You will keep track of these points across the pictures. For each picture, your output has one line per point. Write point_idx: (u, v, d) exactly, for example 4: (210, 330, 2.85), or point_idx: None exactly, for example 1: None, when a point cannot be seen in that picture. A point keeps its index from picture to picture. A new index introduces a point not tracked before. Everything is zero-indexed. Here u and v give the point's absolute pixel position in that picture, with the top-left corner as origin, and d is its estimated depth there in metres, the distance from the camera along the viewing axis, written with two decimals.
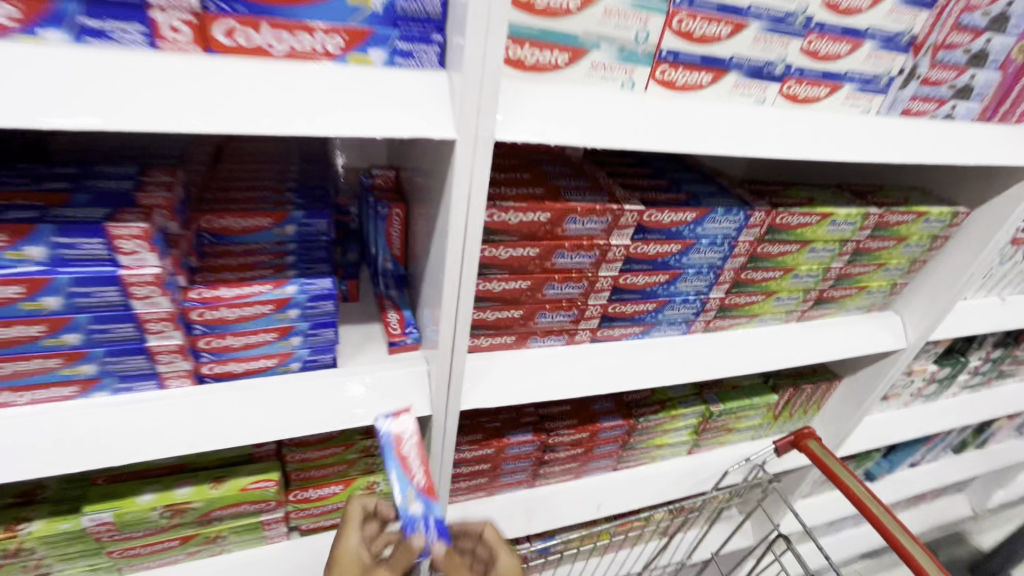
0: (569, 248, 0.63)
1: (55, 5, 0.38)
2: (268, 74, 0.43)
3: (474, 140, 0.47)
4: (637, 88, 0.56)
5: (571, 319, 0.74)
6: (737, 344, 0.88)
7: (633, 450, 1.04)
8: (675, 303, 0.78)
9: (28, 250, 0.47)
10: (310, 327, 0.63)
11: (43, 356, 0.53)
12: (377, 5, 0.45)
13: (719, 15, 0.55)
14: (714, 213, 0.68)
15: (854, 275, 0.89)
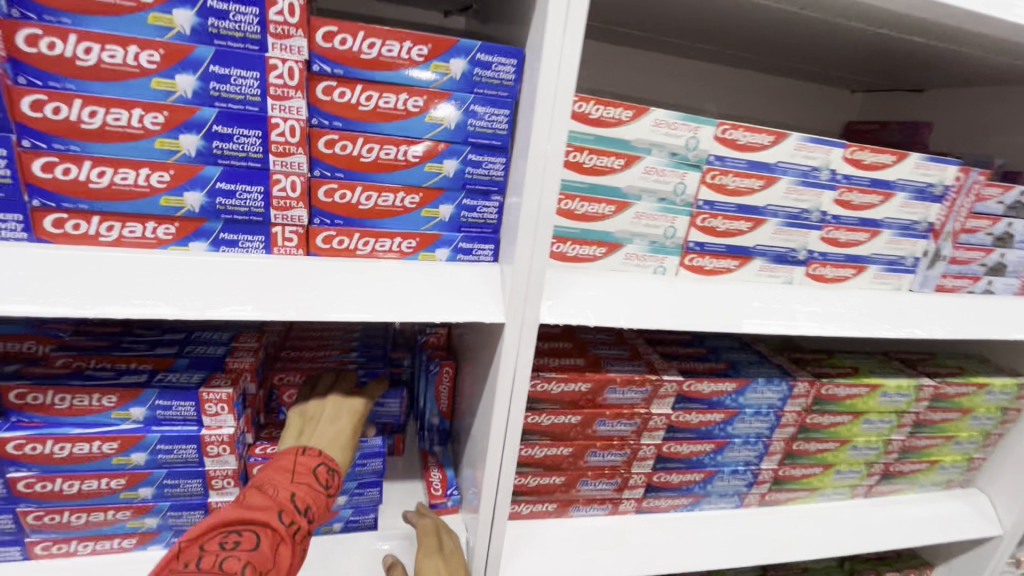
0: (610, 416, 0.65)
1: (203, 225, 0.49)
2: (353, 270, 0.52)
3: (520, 322, 0.53)
4: (668, 273, 0.62)
5: (615, 488, 0.72)
6: (798, 521, 0.81)
7: None
8: (724, 474, 0.76)
9: (132, 410, 0.54)
10: (357, 486, 0.65)
11: (116, 508, 0.57)
12: (445, 216, 0.55)
13: (740, 215, 0.62)
14: (755, 383, 0.69)
15: (921, 448, 0.83)
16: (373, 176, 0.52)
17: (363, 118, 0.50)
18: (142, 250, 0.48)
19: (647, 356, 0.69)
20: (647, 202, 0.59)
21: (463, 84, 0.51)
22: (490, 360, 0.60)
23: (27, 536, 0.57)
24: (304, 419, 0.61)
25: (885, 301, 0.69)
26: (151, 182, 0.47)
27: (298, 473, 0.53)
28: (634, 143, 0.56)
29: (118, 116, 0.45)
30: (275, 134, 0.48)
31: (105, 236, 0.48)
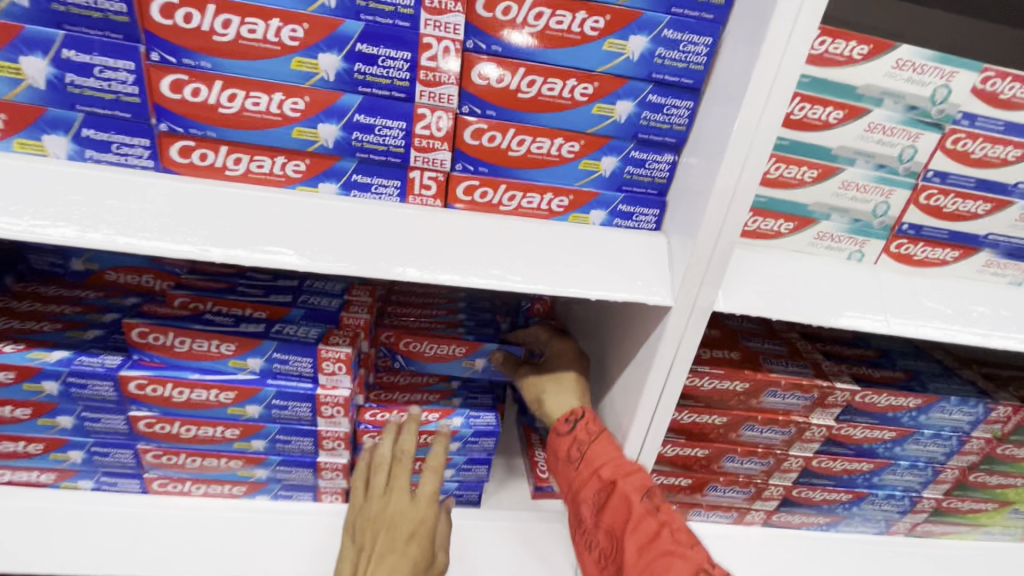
0: (762, 421, 0.56)
1: (335, 163, 0.43)
2: (496, 229, 0.44)
3: (690, 307, 0.44)
4: (866, 260, 0.50)
5: (745, 497, 0.63)
6: (954, 559, 0.69)
7: None
8: (877, 497, 0.65)
9: (250, 361, 0.51)
10: (466, 461, 0.60)
11: (229, 456, 0.55)
12: (607, 170, 0.46)
13: (978, 192, 0.48)
14: (945, 402, 0.57)
15: None
16: (530, 117, 0.43)
17: (527, 42, 0.41)
18: (270, 189, 0.42)
19: (810, 356, 0.58)
20: (861, 170, 0.46)
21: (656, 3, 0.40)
22: (634, 344, 0.51)
23: (145, 471, 0.56)
24: (360, 537, 0.49)
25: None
26: (284, 109, 0.41)
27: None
28: (862, 90, 0.43)
29: (252, 27, 0.38)
30: (425, 57, 0.40)
31: (232, 169, 0.42)
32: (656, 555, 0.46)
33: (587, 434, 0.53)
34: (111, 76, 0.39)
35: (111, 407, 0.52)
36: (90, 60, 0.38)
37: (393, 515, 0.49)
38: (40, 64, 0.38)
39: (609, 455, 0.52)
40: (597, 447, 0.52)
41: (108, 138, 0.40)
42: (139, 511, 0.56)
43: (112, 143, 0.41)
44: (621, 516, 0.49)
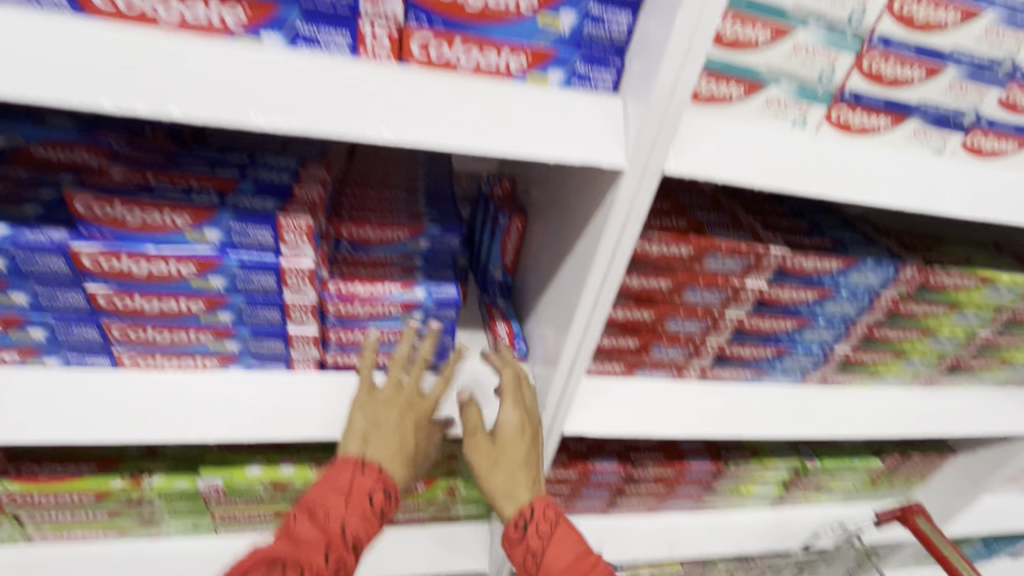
0: (703, 284, 0.61)
1: (278, 12, 0.40)
2: (453, 87, 0.43)
3: (642, 169, 0.46)
4: (808, 127, 0.52)
5: (684, 355, 0.71)
6: (858, 403, 0.81)
7: (715, 494, 0.98)
8: (796, 353, 0.74)
9: (207, 233, 0.51)
10: (431, 330, 0.64)
11: (197, 329, 0.56)
12: (565, 28, 0.45)
13: (916, 59, 0.50)
14: (862, 265, 0.64)
15: (1002, 346, 0.80)
16: None
17: None
18: (208, 38, 0.39)
19: (750, 225, 0.63)
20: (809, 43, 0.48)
21: None
22: (591, 210, 0.54)
23: (114, 347, 0.57)
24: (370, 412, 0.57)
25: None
26: None
27: (355, 493, 0.54)
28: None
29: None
30: None
31: (163, 16, 0.39)
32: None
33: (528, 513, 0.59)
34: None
35: (66, 282, 0.51)
36: None
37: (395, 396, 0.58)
38: None
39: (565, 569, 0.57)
40: (547, 548, 0.58)
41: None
42: (114, 385, 0.57)
43: None
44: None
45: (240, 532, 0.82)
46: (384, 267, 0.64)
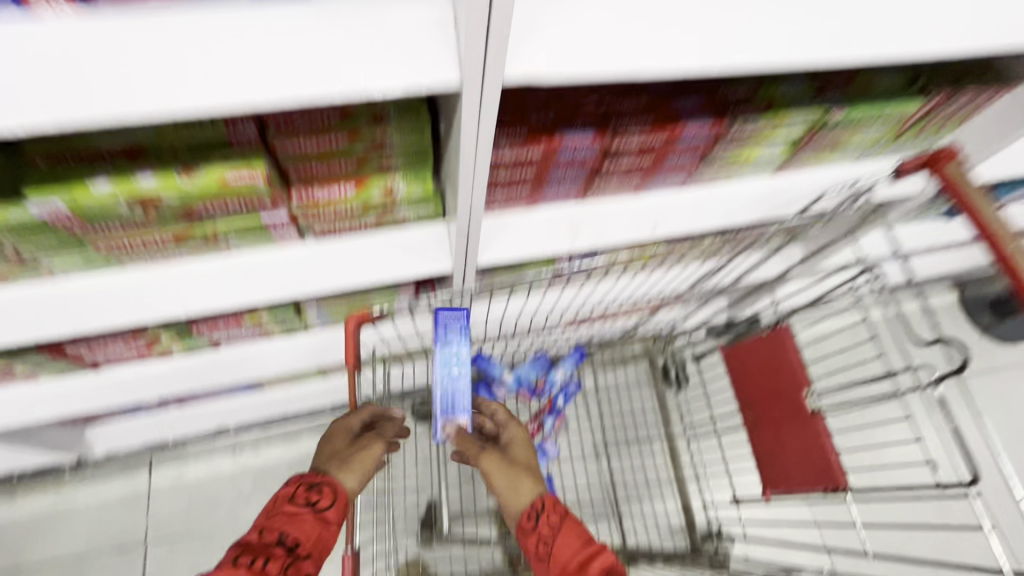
0: (570, 148, 0.86)
1: None
2: (257, 33, 0.55)
3: (480, 86, 0.59)
4: None
5: (578, 188, 1.01)
6: (703, 202, 1.11)
7: (631, 271, 1.27)
8: (661, 180, 1.04)
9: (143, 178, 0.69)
10: (385, 207, 0.92)
11: (153, 234, 0.79)
12: None
13: None
14: (690, 125, 0.88)
15: (825, 142, 1.04)
16: None
17: None
18: (37, 35, 0.51)
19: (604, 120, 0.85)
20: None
21: None
22: (455, 113, 0.69)
23: (89, 240, 0.77)
24: (323, 454, 1.01)
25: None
26: None
27: (285, 498, 0.90)
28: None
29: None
30: None
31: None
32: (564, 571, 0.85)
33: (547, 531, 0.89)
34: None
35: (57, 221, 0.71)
36: None
37: (334, 435, 1.04)
38: None
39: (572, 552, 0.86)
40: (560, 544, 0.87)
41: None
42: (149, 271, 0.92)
43: None
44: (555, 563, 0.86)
45: (239, 331, 1.27)
46: (336, 180, 0.83)
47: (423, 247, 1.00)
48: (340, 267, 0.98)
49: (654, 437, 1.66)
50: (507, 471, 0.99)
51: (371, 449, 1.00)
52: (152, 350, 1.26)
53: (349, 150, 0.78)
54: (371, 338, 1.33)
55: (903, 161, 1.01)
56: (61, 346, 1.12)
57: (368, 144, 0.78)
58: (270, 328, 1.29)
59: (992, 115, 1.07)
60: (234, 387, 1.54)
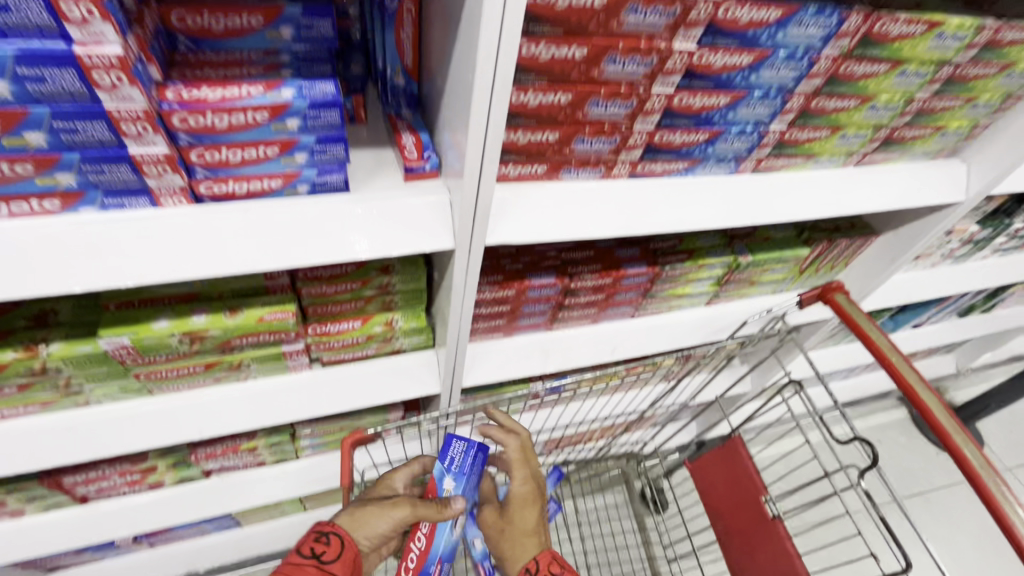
0: (538, 287, 1.06)
1: (84, 196, 0.64)
2: (306, 212, 0.73)
3: (470, 245, 0.80)
4: (537, 174, 0.82)
5: (547, 319, 1.20)
6: (653, 329, 1.32)
7: (600, 390, 1.43)
8: (615, 311, 1.26)
9: (194, 319, 0.85)
10: (384, 338, 1.09)
11: (187, 366, 0.94)
12: (299, 161, 0.70)
13: (600, 136, 0.78)
14: (631, 269, 1.12)
15: (743, 279, 1.30)
16: (232, 136, 0.64)
17: (221, 132, 0.63)
18: (147, 220, 0.67)
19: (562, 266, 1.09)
20: (571, 162, 0.82)
21: (298, 98, 0.64)
22: (448, 264, 0.89)
23: (132, 371, 0.91)
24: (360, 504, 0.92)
25: (748, 195, 0.95)
26: (19, 171, 0.59)
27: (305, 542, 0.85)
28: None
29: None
30: (129, 134, 0.58)
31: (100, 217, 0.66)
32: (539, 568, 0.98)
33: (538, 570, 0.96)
34: (63, 81, 0.52)
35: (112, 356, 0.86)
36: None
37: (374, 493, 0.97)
38: None
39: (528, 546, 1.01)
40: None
41: (110, 197, 0.65)
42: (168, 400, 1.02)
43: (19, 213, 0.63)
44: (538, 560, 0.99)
45: (234, 458, 1.33)
46: (345, 316, 1.02)
47: (415, 372, 1.14)
48: (341, 392, 1.10)
49: (637, 569, 1.67)
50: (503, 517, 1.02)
51: (424, 511, 0.90)
52: (144, 481, 1.30)
53: (361, 292, 0.98)
54: (360, 462, 1.40)
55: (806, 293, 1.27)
56: (60, 476, 1.17)
57: (376, 288, 0.98)
58: (263, 455, 1.35)
59: (870, 256, 1.37)
60: (215, 521, 1.53)
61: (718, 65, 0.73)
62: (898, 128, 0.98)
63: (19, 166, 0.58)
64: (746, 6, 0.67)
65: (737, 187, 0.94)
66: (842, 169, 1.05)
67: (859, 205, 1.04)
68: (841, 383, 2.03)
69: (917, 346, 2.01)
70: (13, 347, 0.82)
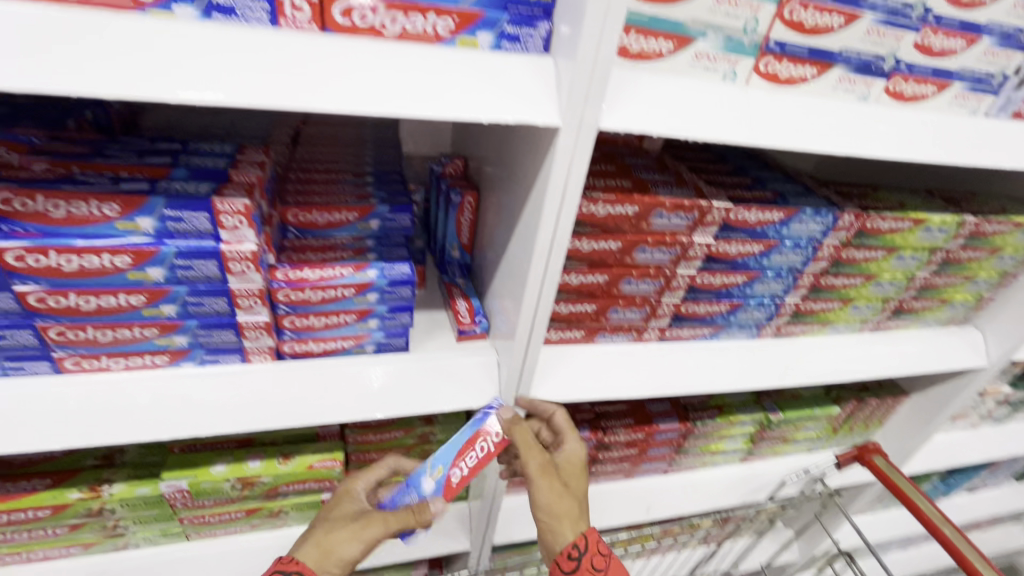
0: (573, 440, 1.09)
1: (187, 353, 0.74)
2: (370, 371, 0.81)
3: (514, 402, 0.86)
4: (576, 338, 0.91)
5: (580, 473, 1.20)
6: (688, 487, 1.29)
7: (635, 549, 1.35)
8: (648, 467, 1.25)
9: (249, 464, 0.90)
10: None
11: (230, 511, 0.96)
12: (371, 325, 0.81)
13: (633, 307, 0.88)
14: (663, 425, 1.14)
15: (776, 437, 1.29)
16: (321, 306, 0.76)
17: (313, 303, 0.75)
18: (231, 375, 0.76)
19: (595, 419, 1.13)
20: (606, 328, 0.91)
21: (380, 277, 0.77)
22: None
23: (178, 515, 0.94)
24: (319, 531, 0.77)
25: (772, 359, 1.01)
26: (144, 334, 0.70)
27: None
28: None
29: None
30: (241, 308, 0.70)
31: (193, 370, 0.75)
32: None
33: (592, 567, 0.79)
34: (205, 269, 0.65)
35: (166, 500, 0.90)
36: (90, 337, 0.68)
37: (336, 510, 0.80)
38: (66, 351, 0.69)
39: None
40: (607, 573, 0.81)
41: (210, 354, 0.75)
42: (202, 547, 1.01)
43: (128, 367, 0.73)
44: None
45: None
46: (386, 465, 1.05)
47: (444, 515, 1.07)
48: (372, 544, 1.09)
49: None
50: (566, 513, 0.80)
51: (395, 517, 0.76)
52: None
53: (403, 441, 1.02)
54: None
55: (843, 453, 1.25)
56: None
57: (417, 437, 1.03)
58: None
59: (904, 415, 1.37)
60: None
61: (733, 252, 0.85)
62: (906, 299, 1.07)
63: (147, 330, 0.69)
64: (753, 210, 0.80)
65: (761, 351, 1.01)
66: (860, 334, 1.11)
67: (880, 368, 1.09)
68: (898, 554, 1.86)
69: (976, 513, 1.86)
70: (79, 486, 0.86)
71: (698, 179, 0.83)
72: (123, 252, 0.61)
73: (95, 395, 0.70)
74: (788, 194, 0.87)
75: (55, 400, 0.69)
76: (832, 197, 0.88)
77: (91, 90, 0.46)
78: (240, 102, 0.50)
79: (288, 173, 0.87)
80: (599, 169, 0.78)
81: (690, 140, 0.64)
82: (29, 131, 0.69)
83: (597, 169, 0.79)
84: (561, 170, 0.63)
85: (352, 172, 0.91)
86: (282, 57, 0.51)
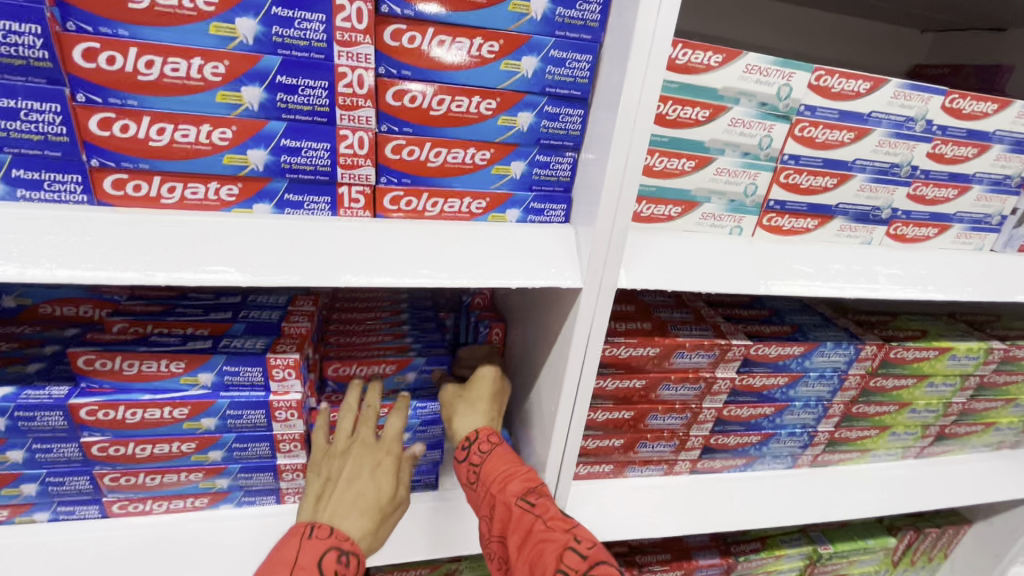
0: None
1: (226, 496, 0.76)
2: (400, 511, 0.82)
3: None
4: (605, 472, 0.90)
5: None
6: None
7: None
8: None
9: None
10: None
11: None
12: None
13: (661, 441, 0.88)
14: (702, 561, 1.08)
15: (829, 573, 1.19)
16: None
17: None
18: (267, 516, 0.77)
19: (629, 556, 1.07)
20: (635, 462, 0.90)
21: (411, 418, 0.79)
22: None
23: None
24: (366, 503, 0.65)
25: (812, 493, 0.97)
26: (188, 478, 0.73)
27: (299, 566, 0.58)
28: (708, 144, 0.68)
29: (177, 69, 0.52)
30: (283, 451, 0.73)
31: (230, 512, 0.77)
32: (532, 545, 0.62)
33: (477, 453, 0.71)
34: (253, 418, 0.70)
35: None
36: (138, 481, 0.72)
37: (386, 481, 0.68)
38: (114, 495, 0.72)
39: (502, 470, 0.69)
40: (487, 462, 0.70)
41: (248, 496, 0.77)
42: None
43: (169, 509, 0.75)
44: (506, 519, 0.65)
45: None
46: None
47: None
48: None
49: None
50: (458, 415, 0.75)
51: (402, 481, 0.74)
52: None
53: None
54: None
55: None
56: None
57: (443, 575, 0.99)
58: None
59: (969, 547, 1.26)
60: None
61: (758, 385, 0.86)
62: (948, 425, 1.04)
63: (193, 474, 0.73)
64: (773, 346, 0.83)
65: (799, 483, 0.98)
66: (905, 462, 1.07)
67: (933, 500, 1.03)
68: None
69: None
70: None
71: (716, 316, 0.87)
72: (183, 404, 0.67)
73: (135, 541, 0.72)
74: (806, 327, 0.90)
75: (100, 546, 0.71)
76: (851, 329, 0.91)
77: (178, 275, 0.54)
78: (302, 280, 0.57)
79: (331, 312, 0.95)
80: (621, 310, 0.84)
81: (705, 291, 0.68)
82: (113, 290, 0.79)
83: (618, 311, 0.84)
84: (584, 324, 0.68)
85: (388, 309, 0.99)
86: (339, 241, 0.59)
